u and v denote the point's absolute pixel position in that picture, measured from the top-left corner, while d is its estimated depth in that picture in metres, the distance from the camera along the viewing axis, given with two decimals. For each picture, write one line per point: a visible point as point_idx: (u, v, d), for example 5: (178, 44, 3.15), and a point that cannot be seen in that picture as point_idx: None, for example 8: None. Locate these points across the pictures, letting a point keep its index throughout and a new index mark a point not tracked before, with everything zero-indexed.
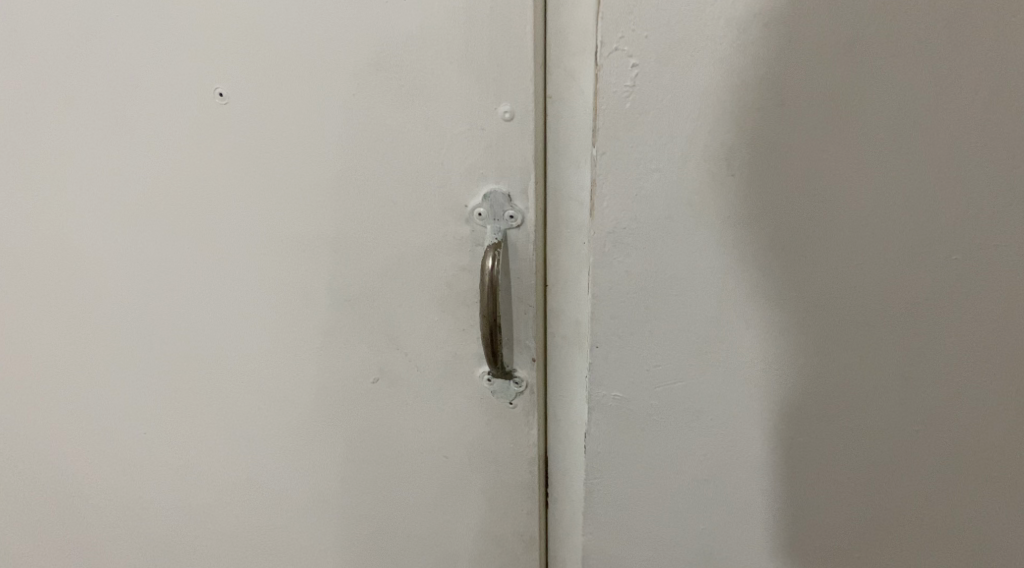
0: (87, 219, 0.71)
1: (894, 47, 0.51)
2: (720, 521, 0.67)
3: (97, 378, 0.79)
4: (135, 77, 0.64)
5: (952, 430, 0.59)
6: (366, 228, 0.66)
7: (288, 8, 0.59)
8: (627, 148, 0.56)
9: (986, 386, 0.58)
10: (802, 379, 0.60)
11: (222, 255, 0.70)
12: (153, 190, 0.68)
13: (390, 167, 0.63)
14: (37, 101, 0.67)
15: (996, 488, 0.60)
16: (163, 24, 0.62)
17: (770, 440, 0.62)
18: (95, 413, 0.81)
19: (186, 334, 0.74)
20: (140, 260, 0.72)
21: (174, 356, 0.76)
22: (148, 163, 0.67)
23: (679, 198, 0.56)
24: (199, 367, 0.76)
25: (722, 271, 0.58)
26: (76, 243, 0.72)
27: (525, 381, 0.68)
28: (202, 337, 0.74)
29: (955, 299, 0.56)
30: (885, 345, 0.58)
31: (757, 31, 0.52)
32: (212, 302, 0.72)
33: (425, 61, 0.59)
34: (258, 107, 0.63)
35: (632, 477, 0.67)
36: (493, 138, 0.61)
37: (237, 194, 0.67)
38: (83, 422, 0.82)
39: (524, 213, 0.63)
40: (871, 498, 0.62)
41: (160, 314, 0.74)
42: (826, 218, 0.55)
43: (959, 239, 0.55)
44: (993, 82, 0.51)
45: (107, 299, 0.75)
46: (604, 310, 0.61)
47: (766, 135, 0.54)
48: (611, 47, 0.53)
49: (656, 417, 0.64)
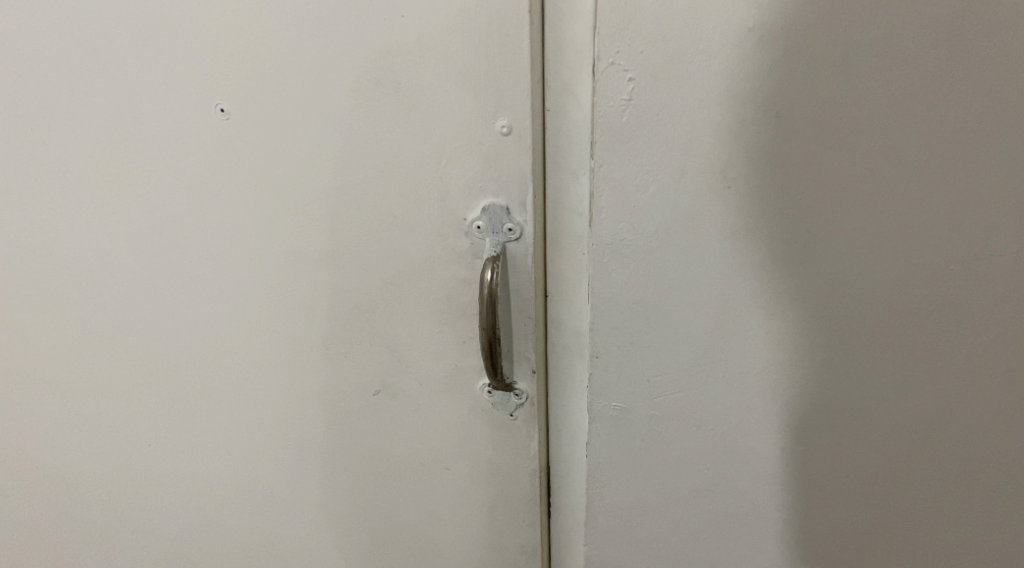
0: (82, 233, 0.71)
1: (889, 59, 0.51)
2: (720, 527, 0.67)
3: (98, 392, 0.79)
4: (136, 93, 0.64)
5: (950, 438, 0.60)
6: (366, 242, 0.66)
7: (286, 25, 0.60)
8: (625, 162, 0.56)
9: (983, 394, 0.58)
10: (801, 388, 0.60)
11: (223, 268, 0.70)
12: (154, 205, 0.69)
13: (390, 181, 0.63)
14: (38, 118, 0.67)
15: (994, 493, 0.61)
16: (164, 42, 0.62)
17: (769, 447, 0.63)
18: (96, 427, 0.81)
19: (188, 348, 0.74)
20: (141, 275, 0.72)
21: (176, 370, 0.76)
22: (149, 178, 0.67)
23: (676, 210, 0.56)
24: (201, 380, 0.76)
25: (720, 281, 0.58)
26: (77, 258, 0.73)
27: (526, 393, 0.68)
28: (203, 350, 0.74)
29: (952, 308, 0.56)
30: (883, 353, 0.58)
31: (752, 45, 0.52)
32: (213, 316, 0.72)
33: (424, 76, 0.59)
34: (258, 123, 0.63)
35: (634, 485, 0.67)
36: (491, 151, 0.61)
37: (239, 209, 0.67)
38: (84, 436, 0.82)
39: (523, 226, 0.63)
40: (870, 503, 0.63)
41: (162, 328, 0.74)
42: (824, 229, 0.55)
43: (955, 249, 0.55)
44: (987, 93, 0.51)
45: (108, 314, 0.75)
46: (603, 321, 0.61)
47: (762, 147, 0.54)
48: (606, 61, 0.54)
49: (656, 428, 0.64)
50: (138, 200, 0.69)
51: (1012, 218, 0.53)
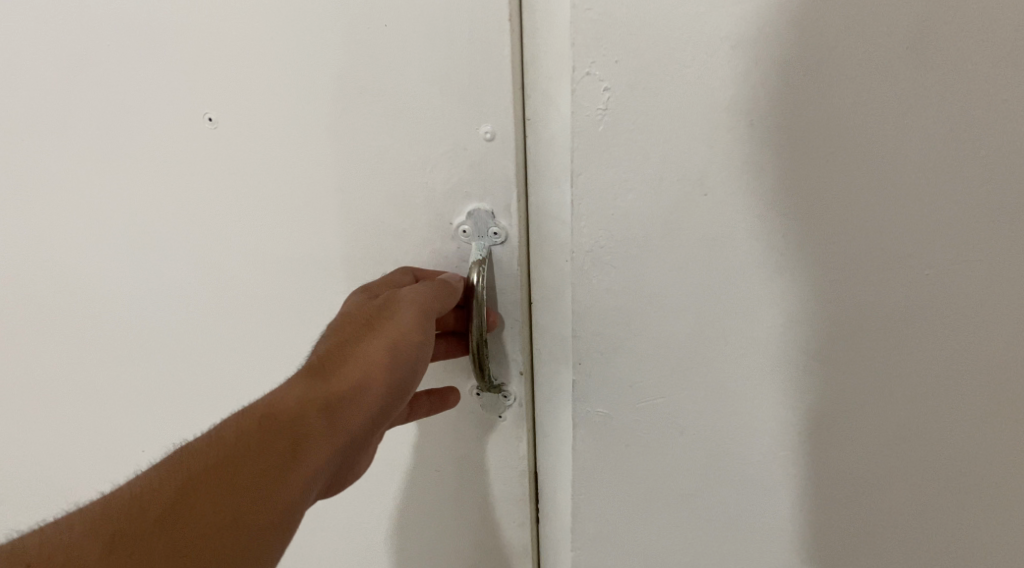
0: (73, 238, 0.72)
1: (862, 67, 0.51)
2: (705, 529, 0.68)
3: (99, 397, 0.80)
4: (127, 103, 0.65)
5: (929, 442, 0.60)
6: (354, 248, 0.67)
7: (270, 35, 0.60)
8: (603, 170, 0.56)
9: (961, 398, 0.58)
10: (783, 393, 0.60)
11: (218, 275, 0.70)
12: (148, 214, 0.69)
13: (376, 188, 0.64)
14: (30, 128, 0.68)
15: (972, 496, 0.61)
16: (153, 51, 0.62)
17: (750, 452, 0.63)
18: (98, 430, 0.82)
19: (185, 354, 0.75)
20: (138, 283, 0.73)
21: (173, 375, 0.77)
22: (143, 187, 0.68)
23: (655, 218, 0.57)
24: (197, 386, 0.77)
25: (699, 288, 0.58)
26: (74, 266, 0.73)
27: (514, 394, 0.69)
28: (199, 355, 0.75)
29: (929, 315, 0.56)
30: (862, 359, 0.58)
31: (727, 54, 0.52)
32: (208, 322, 0.73)
33: (406, 85, 0.60)
34: (246, 131, 0.64)
35: (619, 489, 0.68)
36: (476, 157, 0.61)
37: (231, 215, 0.67)
38: (87, 438, 0.84)
39: (508, 230, 0.63)
40: (852, 505, 0.63)
41: (158, 334, 0.75)
42: (804, 236, 0.55)
43: (931, 256, 0.55)
44: (960, 100, 0.51)
45: (106, 320, 0.75)
46: (585, 328, 0.62)
47: (738, 156, 0.54)
48: (582, 71, 0.54)
49: (640, 433, 0.65)
50: (128, 206, 0.69)
51: (987, 224, 0.54)
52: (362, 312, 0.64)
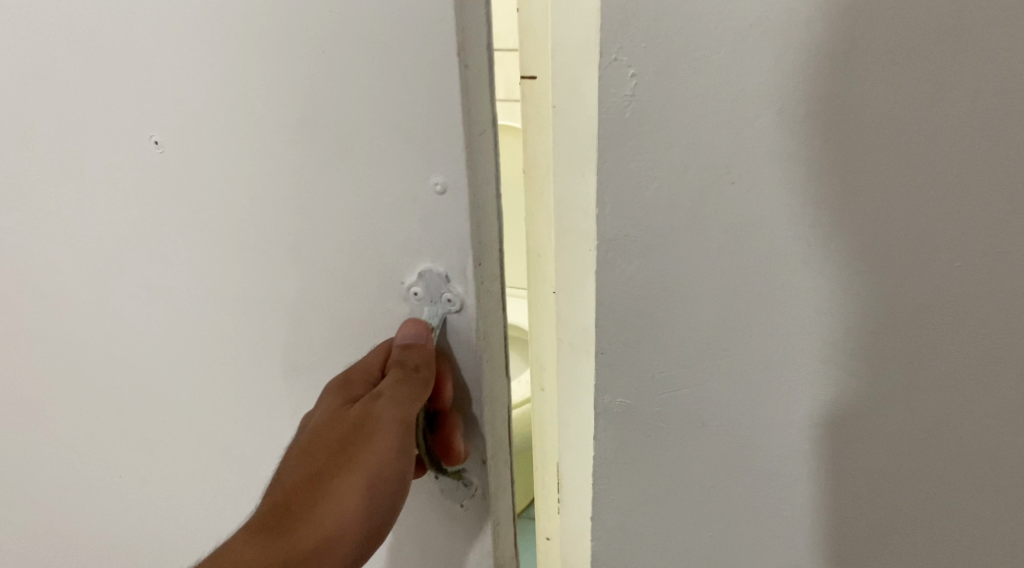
0: (86, 232, 0.73)
1: (892, 52, 0.51)
2: (728, 524, 0.67)
3: (108, 406, 0.83)
4: (85, 131, 0.68)
5: (958, 439, 0.59)
6: (353, 255, 0.65)
7: (268, 30, 0.59)
8: (627, 158, 0.56)
9: (992, 393, 0.57)
10: (807, 388, 0.60)
11: (191, 297, 0.72)
12: (122, 238, 0.72)
13: (378, 192, 0.62)
14: (17, 166, 0.73)
15: (1003, 496, 0.59)
16: (101, 83, 0.66)
17: (774, 445, 0.63)
18: (110, 439, 0.85)
19: (177, 369, 0.77)
20: (117, 301, 0.76)
21: (174, 388, 0.78)
22: (113, 212, 0.71)
23: (680, 207, 0.56)
24: (195, 400, 0.78)
25: (725, 277, 0.58)
26: (64, 287, 0.78)
27: (474, 484, 0.72)
28: (192, 372, 0.77)
29: (960, 306, 0.55)
30: (890, 352, 0.57)
31: (755, 40, 0.51)
32: (196, 338, 0.74)
33: (405, 86, 0.58)
34: (196, 155, 0.66)
35: (640, 481, 0.68)
36: (425, 210, 0.61)
37: (187, 238, 0.70)
38: (99, 445, 0.86)
39: (462, 298, 0.64)
40: (878, 502, 0.62)
41: (155, 350, 0.77)
42: (831, 227, 0.55)
43: (962, 245, 0.54)
44: (993, 85, 0.50)
45: (103, 338, 0.79)
46: (608, 318, 0.61)
47: (767, 143, 0.54)
48: (609, 57, 0.53)
49: (662, 426, 0.64)
50: (105, 230, 0.72)
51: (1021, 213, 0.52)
52: (343, 423, 0.64)
